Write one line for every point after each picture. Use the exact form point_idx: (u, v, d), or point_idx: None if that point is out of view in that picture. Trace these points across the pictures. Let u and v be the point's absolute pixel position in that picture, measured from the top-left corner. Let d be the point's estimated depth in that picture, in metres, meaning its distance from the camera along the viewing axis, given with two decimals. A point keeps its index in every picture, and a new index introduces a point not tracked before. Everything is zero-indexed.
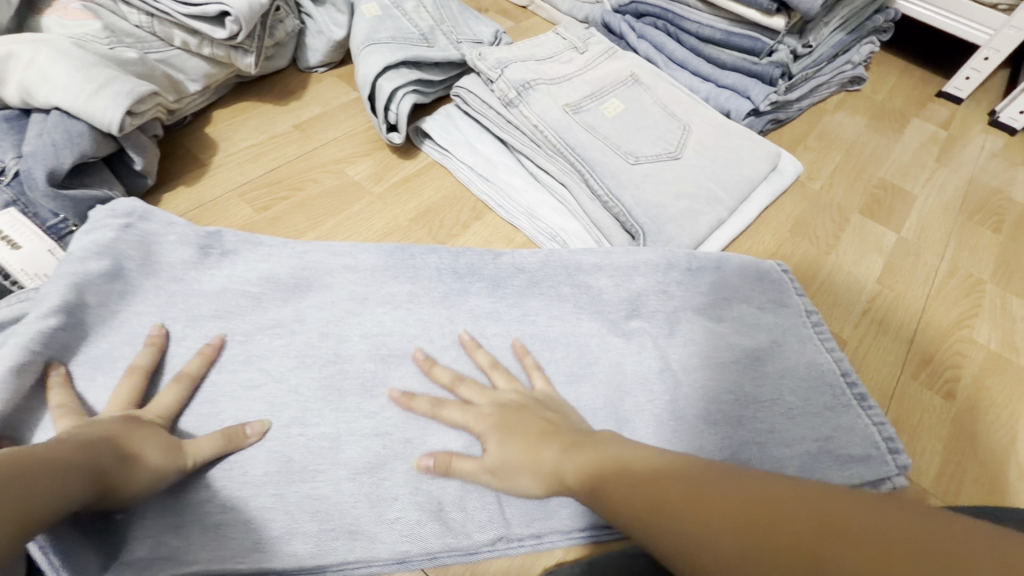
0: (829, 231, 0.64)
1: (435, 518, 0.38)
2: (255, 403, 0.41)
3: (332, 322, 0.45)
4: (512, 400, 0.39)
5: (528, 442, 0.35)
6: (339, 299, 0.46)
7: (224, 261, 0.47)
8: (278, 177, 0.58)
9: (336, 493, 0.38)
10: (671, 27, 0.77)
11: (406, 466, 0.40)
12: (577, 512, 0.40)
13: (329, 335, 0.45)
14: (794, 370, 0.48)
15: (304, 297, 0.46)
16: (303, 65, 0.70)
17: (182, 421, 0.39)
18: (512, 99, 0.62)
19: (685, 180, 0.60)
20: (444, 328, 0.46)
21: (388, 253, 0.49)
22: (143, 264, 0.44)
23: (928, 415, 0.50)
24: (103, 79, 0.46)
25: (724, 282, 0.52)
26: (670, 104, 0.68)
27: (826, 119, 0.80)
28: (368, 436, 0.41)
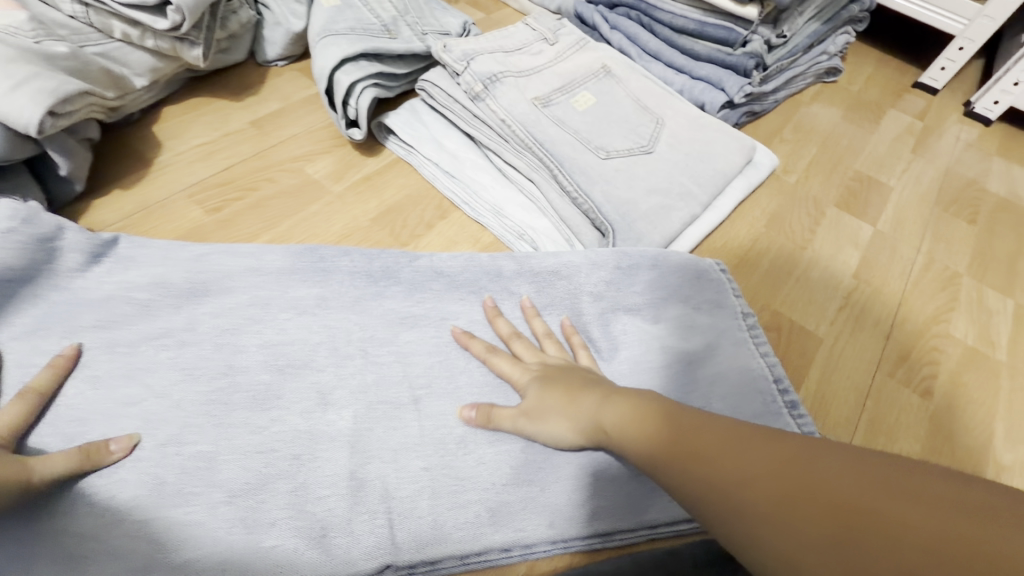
0: (806, 225, 0.63)
1: (316, 545, 0.36)
2: (127, 421, 0.38)
3: (228, 330, 0.43)
4: (554, 362, 0.43)
5: (566, 393, 0.38)
6: (239, 305, 0.45)
7: (116, 268, 0.45)
8: (232, 175, 0.55)
9: (209, 519, 0.36)
10: (644, 18, 0.75)
11: (289, 486, 0.38)
12: (470, 536, 0.38)
13: (223, 346, 0.43)
14: (725, 375, 0.48)
15: (199, 304, 0.44)
16: (261, 58, 0.67)
17: (42, 442, 0.36)
18: (478, 93, 0.59)
19: (657, 174, 0.58)
20: (351, 334, 0.45)
21: (296, 255, 0.48)
22: (21, 274, 0.41)
23: (906, 413, 0.49)
24: (22, 76, 0.43)
25: (660, 281, 0.52)
26: (644, 97, 0.66)
27: (802, 111, 0.79)
28: (244, 453, 0.38)
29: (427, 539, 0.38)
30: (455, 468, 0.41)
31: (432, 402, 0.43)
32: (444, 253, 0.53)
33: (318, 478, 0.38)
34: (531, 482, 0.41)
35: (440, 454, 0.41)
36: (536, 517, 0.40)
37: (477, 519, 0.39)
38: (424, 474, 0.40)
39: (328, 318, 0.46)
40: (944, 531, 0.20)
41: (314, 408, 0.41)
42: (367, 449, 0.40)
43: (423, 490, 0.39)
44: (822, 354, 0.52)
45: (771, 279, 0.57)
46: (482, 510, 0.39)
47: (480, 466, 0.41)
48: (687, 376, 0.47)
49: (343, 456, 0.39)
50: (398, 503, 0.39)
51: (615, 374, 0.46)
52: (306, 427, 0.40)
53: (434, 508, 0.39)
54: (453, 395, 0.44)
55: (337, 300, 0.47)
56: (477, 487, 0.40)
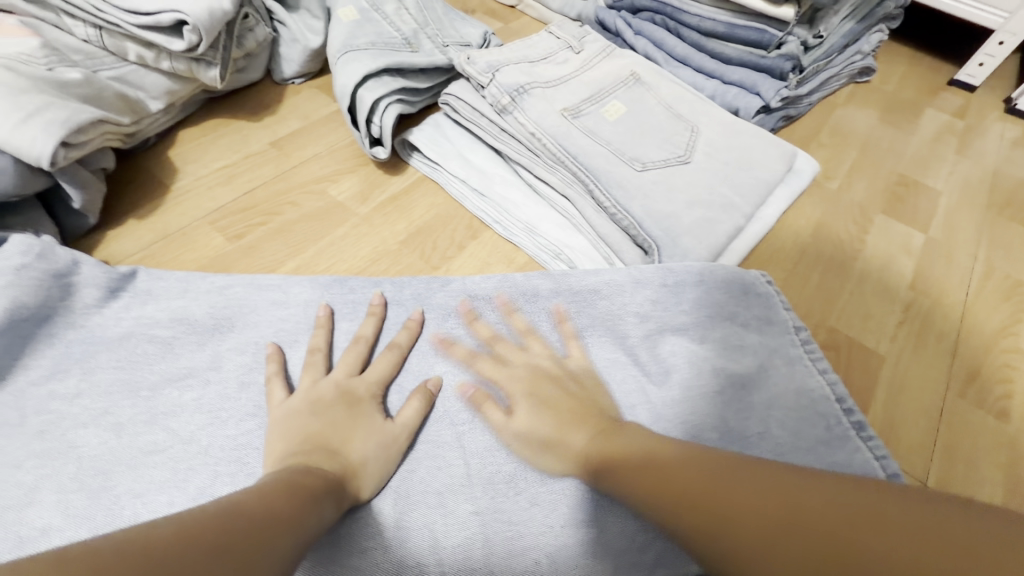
0: (853, 234, 0.59)
1: None
2: (152, 471, 0.36)
3: (253, 368, 0.41)
4: (544, 367, 0.41)
5: (562, 417, 0.37)
6: (266, 340, 0.42)
7: (134, 303, 0.42)
8: (252, 200, 0.53)
9: None
10: (670, 22, 0.72)
11: (330, 538, 0.35)
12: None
13: (248, 384, 0.40)
14: (782, 399, 0.44)
15: (223, 339, 0.42)
16: (278, 77, 0.64)
17: (70, 499, 0.34)
18: (505, 106, 0.57)
19: (697, 186, 0.55)
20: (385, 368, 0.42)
21: (324, 287, 0.46)
22: (37, 315, 0.39)
23: (981, 434, 0.45)
24: (34, 106, 0.41)
25: (708, 299, 0.48)
26: (675, 103, 0.63)
27: (837, 113, 0.75)
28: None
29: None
30: (505, 514, 0.38)
31: (473, 438, 0.40)
32: (477, 276, 0.51)
33: (364, 529, 0.36)
34: (585, 525, 0.38)
35: (487, 499, 0.38)
36: (596, 567, 0.36)
37: (532, 569, 0.36)
38: (471, 519, 0.37)
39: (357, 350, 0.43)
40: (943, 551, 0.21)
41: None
42: (411, 495, 0.37)
43: (473, 538, 0.37)
44: (886, 374, 0.48)
45: (825, 293, 0.54)
46: (537, 559, 0.36)
47: (530, 512, 0.38)
48: (748, 407, 0.43)
49: (389, 501, 0.37)
50: (447, 552, 0.36)
51: (668, 401, 0.43)
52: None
53: (486, 554, 0.36)
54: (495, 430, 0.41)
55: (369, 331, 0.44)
56: (529, 533, 0.37)
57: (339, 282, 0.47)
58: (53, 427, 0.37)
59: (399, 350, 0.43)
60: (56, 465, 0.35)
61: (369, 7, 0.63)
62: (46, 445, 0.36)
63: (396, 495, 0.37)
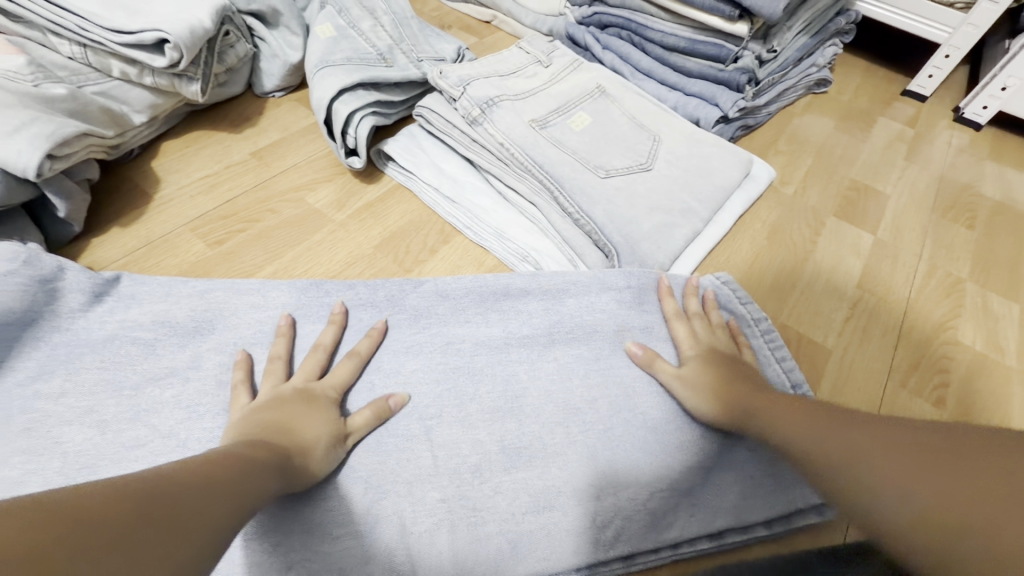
0: (806, 236, 0.63)
1: None
2: (135, 464, 0.38)
3: (230, 368, 0.43)
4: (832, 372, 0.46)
5: (722, 374, 0.44)
6: (245, 340, 0.45)
7: (117, 307, 0.44)
8: (233, 208, 0.55)
9: (226, 565, 0.36)
10: (635, 37, 0.76)
11: (305, 523, 0.38)
12: (492, 567, 0.38)
13: (227, 383, 0.42)
14: None
15: (203, 340, 0.44)
16: (259, 90, 0.67)
17: (57, 491, 0.36)
18: (476, 117, 0.60)
19: (657, 192, 0.58)
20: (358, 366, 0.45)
21: (302, 290, 0.48)
22: (24, 319, 0.41)
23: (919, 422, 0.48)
24: (20, 121, 0.43)
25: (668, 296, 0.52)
26: (639, 114, 0.67)
27: (795, 122, 0.80)
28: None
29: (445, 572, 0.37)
30: (474, 502, 0.40)
31: (442, 430, 0.43)
32: (448, 277, 0.53)
33: (339, 516, 0.38)
34: (549, 508, 0.40)
35: (456, 487, 0.40)
36: (558, 545, 0.39)
37: (498, 551, 0.38)
38: (440, 505, 0.39)
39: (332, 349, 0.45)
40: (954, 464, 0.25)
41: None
42: (382, 484, 0.40)
43: (442, 523, 0.39)
44: (832, 368, 0.52)
45: (778, 292, 0.57)
46: (502, 542, 0.39)
47: (495, 497, 0.40)
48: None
49: (359, 489, 0.39)
50: (417, 537, 0.38)
51: (629, 391, 0.46)
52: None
53: (454, 537, 0.38)
54: (462, 422, 0.44)
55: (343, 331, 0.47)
56: (495, 517, 0.40)
57: (315, 285, 0.49)
58: (39, 425, 0.38)
59: (358, 358, 0.44)
60: (42, 460, 0.37)
61: (345, 24, 0.66)
62: (32, 442, 0.38)
63: (368, 485, 0.39)
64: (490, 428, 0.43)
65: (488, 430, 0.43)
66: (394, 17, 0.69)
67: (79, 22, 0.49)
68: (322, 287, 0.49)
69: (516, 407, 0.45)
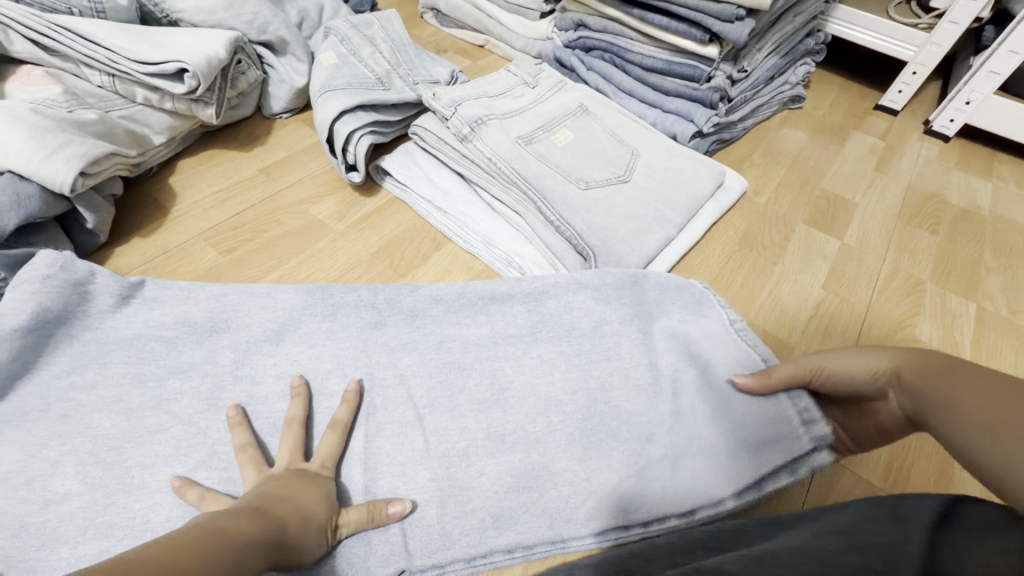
0: (777, 242, 0.67)
1: (335, 555, 0.39)
2: (158, 447, 0.42)
3: (241, 363, 0.47)
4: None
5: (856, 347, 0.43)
6: (254, 338, 0.49)
7: (142, 309, 0.49)
8: (243, 220, 0.60)
9: None
10: (616, 59, 0.81)
11: None
12: (476, 539, 0.42)
13: (239, 376, 0.47)
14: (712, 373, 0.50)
15: (219, 337, 0.49)
16: (267, 112, 0.73)
17: (91, 470, 0.41)
18: (466, 135, 0.65)
19: (634, 202, 0.63)
20: (358, 361, 0.49)
21: (306, 293, 0.53)
22: (61, 319, 0.46)
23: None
24: (57, 142, 0.48)
25: (642, 294, 0.56)
26: (619, 130, 0.72)
27: (770, 136, 0.84)
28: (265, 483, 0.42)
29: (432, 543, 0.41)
30: (460, 482, 0.44)
31: (433, 417, 0.47)
32: (440, 282, 0.58)
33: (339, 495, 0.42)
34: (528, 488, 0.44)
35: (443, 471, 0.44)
36: (536, 520, 0.43)
37: (481, 524, 0.42)
38: (430, 484, 0.43)
39: (332, 346, 0.50)
40: None
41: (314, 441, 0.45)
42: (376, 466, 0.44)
43: (432, 499, 0.43)
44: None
45: (747, 293, 0.61)
46: (486, 517, 0.43)
47: (478, 478, 0.44)
48: (674, 389, 0.50)
49: (357, 472, 0.43)
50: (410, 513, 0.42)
51: (606, 382, 0.50)
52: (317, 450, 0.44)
53: (440, 513, 0.42)
54: (451, 412, 0.48)
55: (342, 330, 0.51)
56: (479, 496, 0.43)
57: (318, 289, 0.54)
58: (74, 412, 0.43)
59: (340, 427, 0.44)
60: (75, 443, 0.42)
61: (347, 51, 0.71)
62: (67, 427, 0.42)
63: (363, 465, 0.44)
64: (476, 417, 0.47)
65: (474, 418, 0.47)
66: (392, 44, 0.75)
67: (109, 56, 0.54)
68: (324, 291, 0.53)
69: (503, 398, 0.49)
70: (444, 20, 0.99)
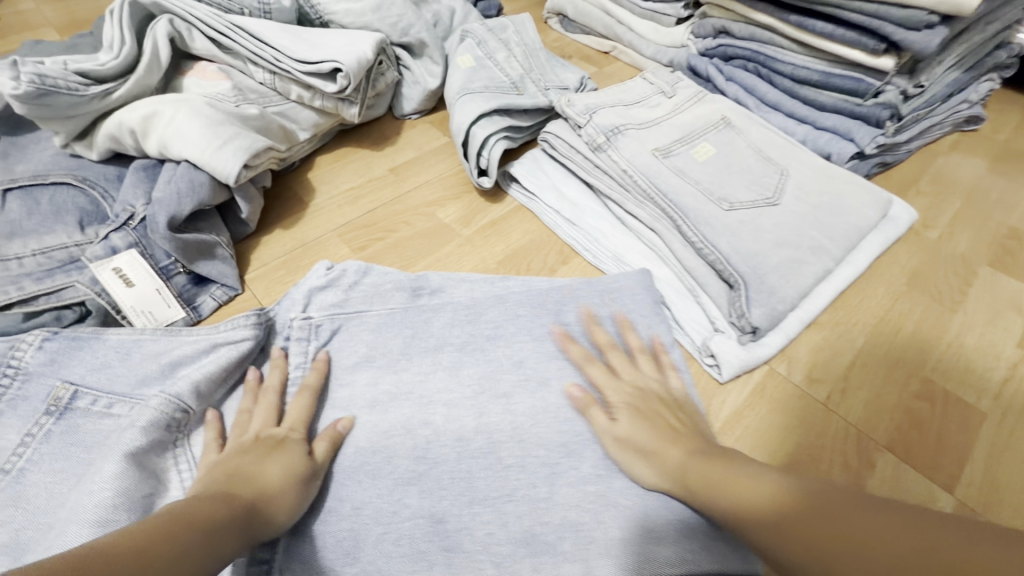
0: (954, 286, 0.57)
1: (442, 561, 0.37)
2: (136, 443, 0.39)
3: (371, 359, 0.47)
4: (652, 389, 0.43)
5: (657, 430, 0.39)
6: (405, 345, 0.48)
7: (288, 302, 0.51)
8: (374, 219, 0.61)
9: (363, 548, 0.38)
10: (762, 69, 0.74)
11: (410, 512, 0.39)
12: None
13: (371, 376, 0.46)
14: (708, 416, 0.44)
15: (358, 320, 0.49)
16: (398, 112, 0.73)
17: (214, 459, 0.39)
18: (600, 144, 0.62)
19: (785, 227, 0.56)
20: (483, 380, 0.46)
21: (420, 297, 0.52)
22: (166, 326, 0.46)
23: (656, 413, 0.41)
24: (228, 135, 0.51)
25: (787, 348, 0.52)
26: (765, 147, 0.65)
27: (939, 161, 0.73)
28: (397, 482, 0.40)
29: (518, 553, 0.38)
30: (603, 492, 0.39)
31: (522, 398, 0.45)
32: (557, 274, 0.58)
33: (447, 500, 0.40)
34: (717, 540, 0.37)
35: (526, 487, 0.40)
36: None
37: None
38: (520, 509, 0.39)
39: (397, 330, 0.48)
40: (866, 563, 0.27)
41: (425, 450, 0.42)
42: (505, 459, 0.42)
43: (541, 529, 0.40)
44: (982, 451, 0.45)
45: (919, 342, 0.52)
46: (614, 532, 0.38)
47: (566, 490, 0.40)
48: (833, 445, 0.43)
49: (347, 489, 0.40)
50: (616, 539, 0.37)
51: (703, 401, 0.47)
52: (419, 470, 0.41)
53: (528, 520, 0.39)
54: (547, 409, 0.44)
55: (403, 316, 0.49)
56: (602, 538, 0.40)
57: (364, 274, 0.53)
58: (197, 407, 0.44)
59: (312, 392, 0.44)
60: (101, 437, 0.40)
61: (483, 54, 0.71)
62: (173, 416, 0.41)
63: (488, 462, 0.41)
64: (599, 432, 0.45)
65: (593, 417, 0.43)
66: (525, 48, 0.73)
67: (275, 55, 0.57)
68: (368, 275, 0.52)
69: None
70: (569, 26, 0.96)
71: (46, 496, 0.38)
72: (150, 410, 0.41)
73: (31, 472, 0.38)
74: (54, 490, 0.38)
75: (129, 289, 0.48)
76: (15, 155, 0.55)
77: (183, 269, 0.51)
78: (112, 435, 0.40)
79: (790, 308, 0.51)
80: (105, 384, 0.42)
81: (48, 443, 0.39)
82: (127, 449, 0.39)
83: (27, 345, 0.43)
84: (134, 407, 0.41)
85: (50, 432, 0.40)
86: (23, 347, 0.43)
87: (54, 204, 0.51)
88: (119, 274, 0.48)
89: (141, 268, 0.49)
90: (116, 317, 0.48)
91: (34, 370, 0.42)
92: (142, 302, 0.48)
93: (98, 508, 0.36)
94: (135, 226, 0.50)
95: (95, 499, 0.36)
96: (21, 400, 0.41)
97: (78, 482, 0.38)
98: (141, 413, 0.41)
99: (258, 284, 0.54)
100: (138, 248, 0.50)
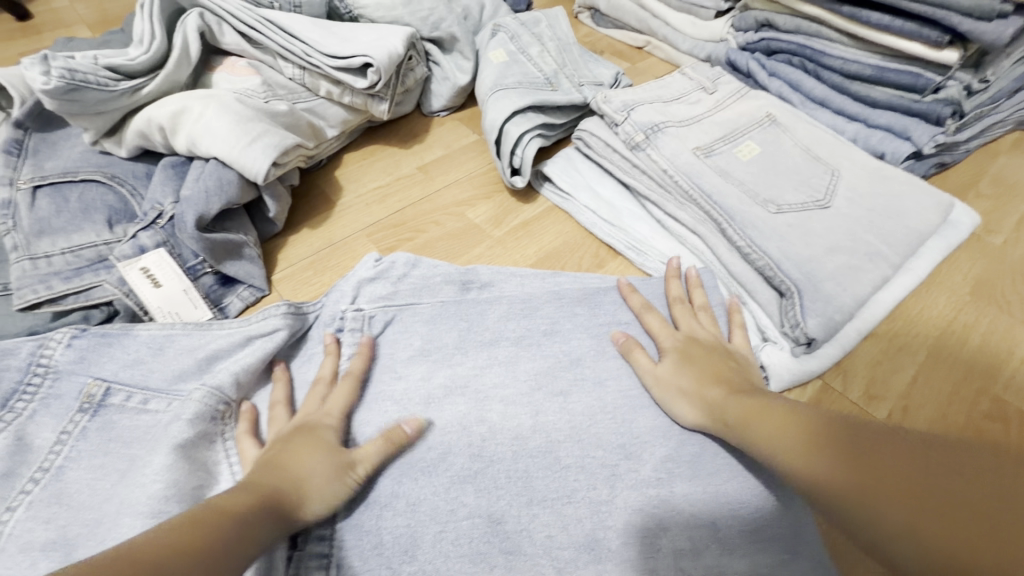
0: (1023, 295, 0.53)
1: (502, 564, 0.35)
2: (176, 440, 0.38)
3: (418, 353, 0.45)
4: (701, 338, 0.44)
5: (705, 373, 0.40)
6: (450, 340, 0.46)
7: (324, 298, 0.49)
8: (402, 218, 0.59)
9: (417, 550, 0.36)
10: (809, 64, 0.70)
11: (468, 512, 0.37)
12: None
13: (415, 372, 0.44)
14: None
15: (406, 313, 0.47)
16: (426, 109, 0.72)
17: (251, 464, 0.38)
18: (639, 142, 0.59)
19: (838, 232, 0.52)
20: (534, 378, 0.44)
21: (465, 291, 0.50)
22: (196, 326, 0.45)
23: (702, 358, 0.41)
24: (256, 132, 0.50)
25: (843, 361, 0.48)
26: (814, 145, 0.62)
27: (999, 161, 0.68)
28: (453, 480, 0.38)
29: (580, 561, 0.35)
30: (665, 498, 0.37)
31: (579, 397, 0.42)
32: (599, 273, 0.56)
33: (505, 500, 0.38)
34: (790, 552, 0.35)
35: (586, 488, 0.38)
36: None
37: None
38: (572, 525, 0.36)
39: (451, 324, 0.46)
40: (904, 491, 0.26)
41: (480, 447, 0.40)
42: (563, 460, 0.39)
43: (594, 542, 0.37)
44: None
45: (988, 356, 0.48)
46: (683, 542, 0.35)
47: (627, 493, 0.37)
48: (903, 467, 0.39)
49: (399, 490, 0.38)
50: (679, 559, 0.35)
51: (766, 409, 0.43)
52: (476, 468, 0.39)
53: (590, 524, 0.36)
54: (603, 410, 0.41)
55: (456, 309, 0.47)
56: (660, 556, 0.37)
57: (413, 266, 0.51)
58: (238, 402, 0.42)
59: (354, 377, 0.42)
60: (134, 435, 0.38)
61: (516, 49, 0.68)
62: (208, 413, 0.40)
63: (546, 463, 0.39)
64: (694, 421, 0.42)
65: (650, 422, 0.41)
66: (558, 43, 0.70)
67: (304, 49, 0.56)
68: (417, 267, 0.50)
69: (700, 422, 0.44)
70: (600, 21, 0.93)
71: (89, 492, 0.36)
72: (193, 402, 0.40)
73: (69, 468, 0.36)
74: (97, 486, 0.36)
75: (156, 290, 0.47)
76: (45, 153, 0.55)
77: (210, 269, 0.50)
78: (151, 431, 0.38)
79: (848, 318, 0.48)
80: (139, 380, 0.41)
81: (85, 439, 0.38)
82: (174, 440, 0.38)
83: (56, 342, 0.42)
84: (173, 403, 0.40)
85: (86, 429, 0.38)
86: (53, 345, 0.42)
87: (82, 202, 0.51)
88: (147, 274, 0.47)
89: (168, 268, 0.48)
90: (144, 317, 0.47)
91: (64, 367, 0.41)
92: (170, 303, 0.47)
93: (132, 510, 0.34)
94: (163, 225, 0.49)
95: (146, 491, 0.35)
96: (54, 399, 0.40)
97: (123, 477, 0.36)
98: (184, 406, 0.39)
99: (285, 285, 0.53)
100: (166, 247, 0.49)
